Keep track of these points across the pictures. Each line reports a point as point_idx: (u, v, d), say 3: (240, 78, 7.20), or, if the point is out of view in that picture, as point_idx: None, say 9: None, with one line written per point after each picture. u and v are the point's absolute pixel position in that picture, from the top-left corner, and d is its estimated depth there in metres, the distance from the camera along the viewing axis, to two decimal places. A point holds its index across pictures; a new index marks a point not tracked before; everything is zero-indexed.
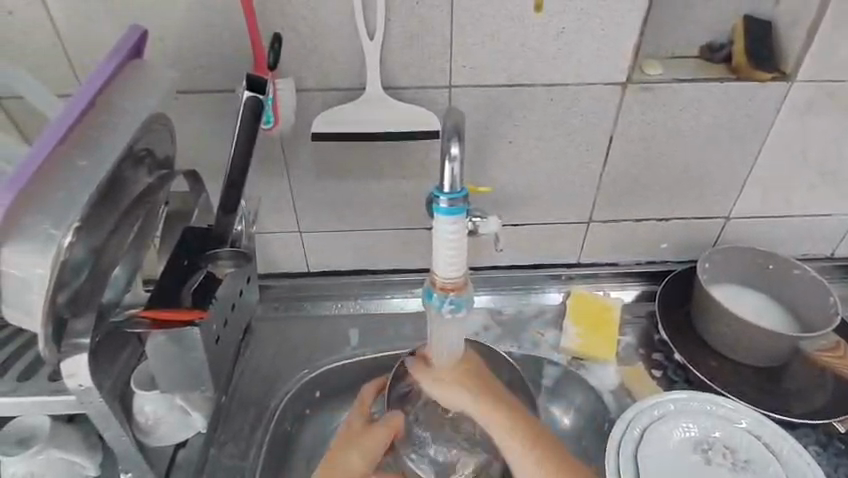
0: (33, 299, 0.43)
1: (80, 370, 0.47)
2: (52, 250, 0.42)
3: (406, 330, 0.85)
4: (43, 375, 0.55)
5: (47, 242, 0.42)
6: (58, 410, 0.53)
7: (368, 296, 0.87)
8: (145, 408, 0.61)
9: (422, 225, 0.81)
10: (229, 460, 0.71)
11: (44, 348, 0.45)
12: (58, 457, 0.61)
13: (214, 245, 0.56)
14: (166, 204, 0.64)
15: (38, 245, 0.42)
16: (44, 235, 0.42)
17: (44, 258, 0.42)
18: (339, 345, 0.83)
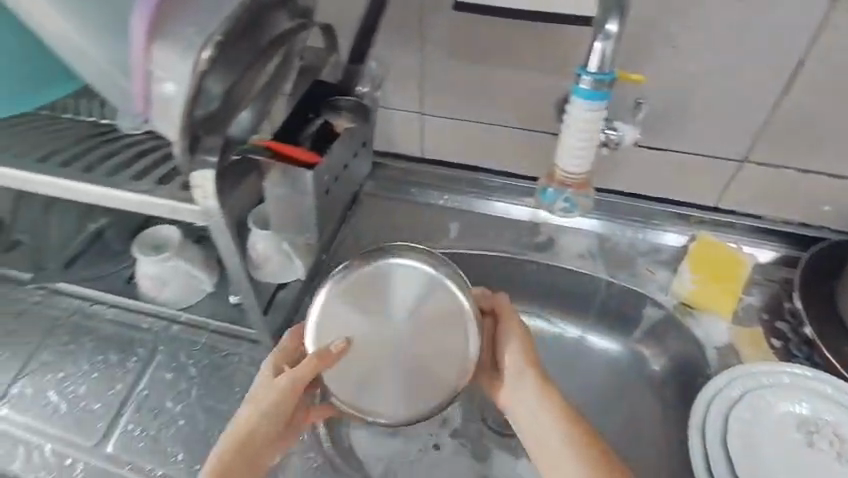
0: (177, 115, 0.44)
1: (204, 184, 0.48)
2: (190, 57, 0.42)
3: (505, 237, 0.80)
4: (177, 182, 0.54)
5: (188, 50, 0.42)
6: (177, 218, 0.52)
7: (476, 194, 0.83)
8: (257, 244, 0.67)
9: (552, 128, 0.74)
10: None
11: (177, 151, 0.46)
12: (184, 269, 0.67)
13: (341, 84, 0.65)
14: (300, 57, 0.63)
15: (180, 50, 0.42)
16: (187, 39, 0.42)
17: (185, 63, 0.42)
18: (438, 236, 0.81)
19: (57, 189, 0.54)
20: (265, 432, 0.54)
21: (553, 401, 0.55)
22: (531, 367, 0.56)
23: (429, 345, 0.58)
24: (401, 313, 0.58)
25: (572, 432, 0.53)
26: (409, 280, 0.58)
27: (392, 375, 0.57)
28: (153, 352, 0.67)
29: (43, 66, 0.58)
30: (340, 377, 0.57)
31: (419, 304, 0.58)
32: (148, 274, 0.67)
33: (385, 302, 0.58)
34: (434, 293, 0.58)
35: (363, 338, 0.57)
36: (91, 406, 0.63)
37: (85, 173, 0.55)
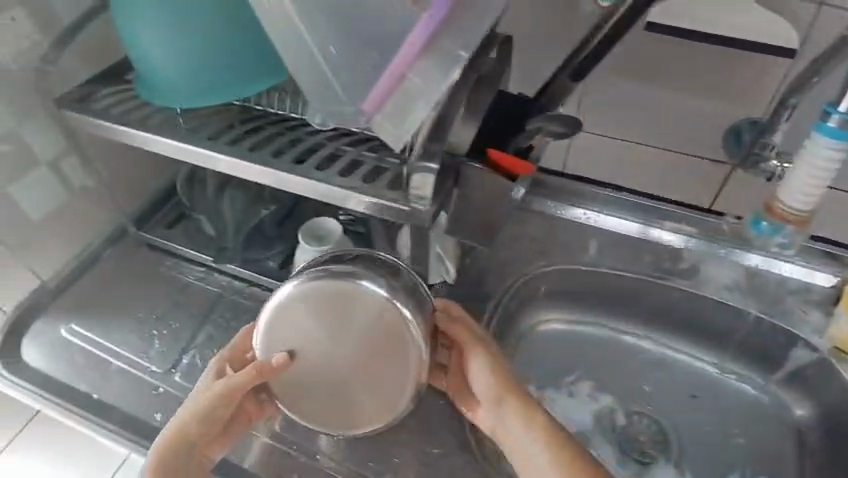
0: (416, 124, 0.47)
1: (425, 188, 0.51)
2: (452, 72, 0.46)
3: (644, 259, 0.78)
4: (385, 181, 0.56)
5: (449, 64, 0.46)
6: (388, 216, 0.54)
7: (618, 211, 0.78)
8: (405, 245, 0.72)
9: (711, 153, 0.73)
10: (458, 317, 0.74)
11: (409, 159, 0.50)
12: None
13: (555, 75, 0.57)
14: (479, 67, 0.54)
15: (441, 64, 0.46)
16: (449, 57, 0.46)
17: (445, 76, 0.46)
18: (577, 251, 0.79)
19: (266, 176, 0.58)
20: (199, 437, 0.51)
21: (528, 412, 0.51)
22: (492, 375, 0.52)
23: (380, 372, 0.51)
24: (353, 337, 0.51)
25: (551, 445, 0.49)
26: (365, 302, 0.50)
27: (338, 397, 0.52)
28: None
29: (260, 51, 0.61)
30: (289, 390, 0.52)
31: (372, 325, 0.51)
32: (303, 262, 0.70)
33: (333, 319, 0.51)
34: (381, 314, 0.50)
35: (309, 356, 0.51)
36: None
37: (286, 161, 0.58)
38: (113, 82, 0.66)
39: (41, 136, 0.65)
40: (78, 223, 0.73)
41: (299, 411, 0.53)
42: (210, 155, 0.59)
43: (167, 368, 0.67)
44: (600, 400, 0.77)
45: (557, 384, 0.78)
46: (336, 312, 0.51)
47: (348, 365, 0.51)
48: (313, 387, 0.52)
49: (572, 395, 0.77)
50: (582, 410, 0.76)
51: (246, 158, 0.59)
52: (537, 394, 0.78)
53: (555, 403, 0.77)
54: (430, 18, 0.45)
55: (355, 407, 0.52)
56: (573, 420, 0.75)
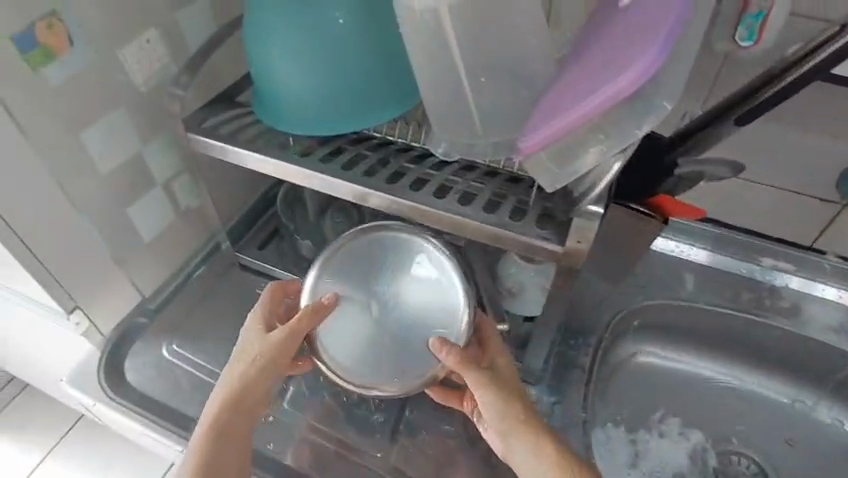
0: (583, 165, 0.46)
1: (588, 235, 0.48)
2: (648, 121, 0.42)
3: (743, 297, 0.77)
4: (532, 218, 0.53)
5: (646, 113, 0.42)
6: (541, 258, 0.51)
7: (716, 249, 0.79)
8: (510, 274, 0.70)
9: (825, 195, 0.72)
10: (562, 350, 0.72)
11: (584, 210, 0.47)
12: None
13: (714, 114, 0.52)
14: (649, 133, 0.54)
15: (637, 114, 0.43)
16: (648, 106, 0.43)
17: (641, 126, 0.43)
18: (676, 286, 0.78)
19: (394, 204, 0.56)
20: (249, 393, 0.54)
21: (520, 414, 0.52)
22: (512, 413, 0.51)
23: (422, 325, 0.56)
24: (402, 288, 0.57)
25: (543, 448, 0.51)
26: (418, 260, 0.57)
27: (383, 349, 0.56)
28: None
29: (391, 68, 0.59)
30: (328, 337, 0.56)
31: (420, 278, 0.57)
32: None
33: (388, 273, 0.57)
34: (430, 270, 0.56)
35: (360, 304, 0.57)
36: (364, 413, 0.67)
37: (415, 190, 0.56)
38: (227, 106, 0.66)
39: (159, 161, 0.65)
40: (179, 245, 0.73)
41: (341, 369, 0.55)
42: (334, 181, 0.58)
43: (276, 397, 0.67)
44: (691, 437, 0.77)
45: (648, 424, 0.78)
46: (391, 267, 0.57)
47: (395, 317, 0.56)
48: (354, 337, 0.56)
49: (663, 435, 0.77)
50: (675, 451, 0.76)
51: (372, 186, 0.57)
52: (629, 437, 0.76)
53: (648, 444, 0.76)
54: (655, 60, 0.41)
55: (389, 359, 0.56)
56: (668, 461, 0.75)
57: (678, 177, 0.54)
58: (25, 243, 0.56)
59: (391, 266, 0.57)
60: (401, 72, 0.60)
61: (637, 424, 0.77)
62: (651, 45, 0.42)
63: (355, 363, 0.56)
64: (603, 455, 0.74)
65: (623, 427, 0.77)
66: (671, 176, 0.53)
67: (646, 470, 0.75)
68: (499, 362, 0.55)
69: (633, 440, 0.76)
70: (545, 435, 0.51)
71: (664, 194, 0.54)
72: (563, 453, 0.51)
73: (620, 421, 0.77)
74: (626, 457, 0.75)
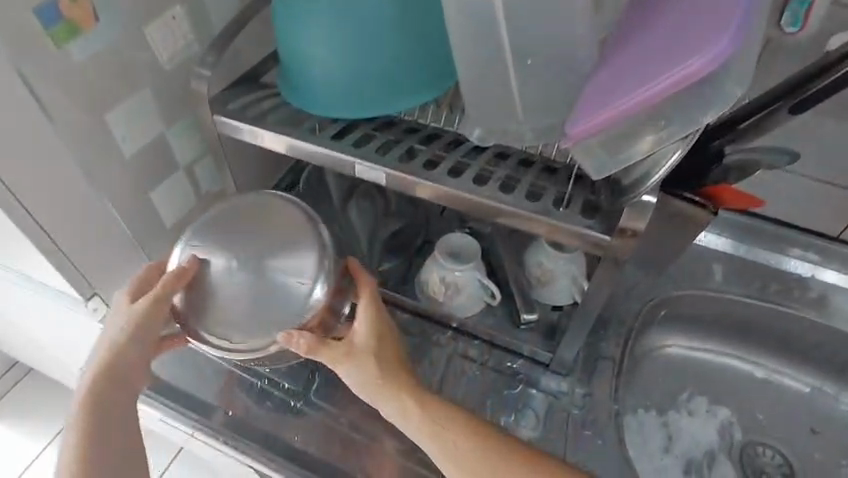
0: (638, 151, 0.44)
1: (638, 225, 0.47)
2: (714, 110, 0.40)
3: (772, 287, 0.76)
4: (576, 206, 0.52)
5: (712, 103, 0.41)
6: (587, 249, 0.50)
7: (744, 239, 0.78)
8: (540, 262, 0.68)
9: None
10: (593, 339, 0.70)
11: (638, 199, 0.46)
12: (476, 278, 0.67)
13: (769, 100, 0.51)
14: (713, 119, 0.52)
15: (701, 104, 0.41)
16: (713, 93, 0.41)
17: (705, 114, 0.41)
18: (705, 276, 0.77)
19: (434, 192, 0.54)
20: (120, 365, 0.52)
21: (386, 381, 0.50)
22: (372, 379, 0.50)
23: (282, 283, 0.52)
24: (265, 248, 0.53)
25: (416, 414, 0.50)
26: (281, 221, 0.54)
27: (244, 311, 0.51)
28: (446, 363, 0.69)
29: (433, 53, 0.57)
30: (201, 308, 0.52)
31: (283, 238, 0.53)
32: (441, 279, 0.67)
33: (251, 235, 0.53)
34: (293, 231, 0.53)
35: (229, 272, 0.52)
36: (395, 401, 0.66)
37: (456, 177, 0.55)
38: (253, 88, 0.63)
39: (183, 144, 0.63)
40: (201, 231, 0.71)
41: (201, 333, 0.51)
42: (371, 167, 0.56)
43: (305, 386, 0.66)
44: (719, 413, 0.77)
45: (677, 404, 0.77)
46: (254, 229, 0.54)
47: (253, 277, 0.52)
48: (227, 306, 0.51)
49: (693, 415, 0.76)
50: (706, 430, 0.75)
51: (409, 172, 0.55)
52: (660, 420, 0.75)
53: (679, 425, 0.76)
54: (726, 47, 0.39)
55: (247, 319, 0.51)
56: (701, 440, 0.75)
57: (729, 165, 0.51)
58: (46, 231, 0.54)
59: (253, 229, 0.54)
60: (444, 58, 0.58)
61: (666, 406, 0.76)
62: (720, 32, 0.40)
63: (216, 326, 0.51)
64: (636, 442, 0.73)
65: (654, 410, 0.76)
66: (719, 162, 0.51)
67: (679, 452, 0.74)
68: (360, 323, 0.51)
69: (665, 422, 0.75)
70: (419, 395, 0.51)
71: (723, 184, 0.53)
72: (440, 410, 0.50)
73: (650, 405, 0.76)
74: (659, 443, 0.74)
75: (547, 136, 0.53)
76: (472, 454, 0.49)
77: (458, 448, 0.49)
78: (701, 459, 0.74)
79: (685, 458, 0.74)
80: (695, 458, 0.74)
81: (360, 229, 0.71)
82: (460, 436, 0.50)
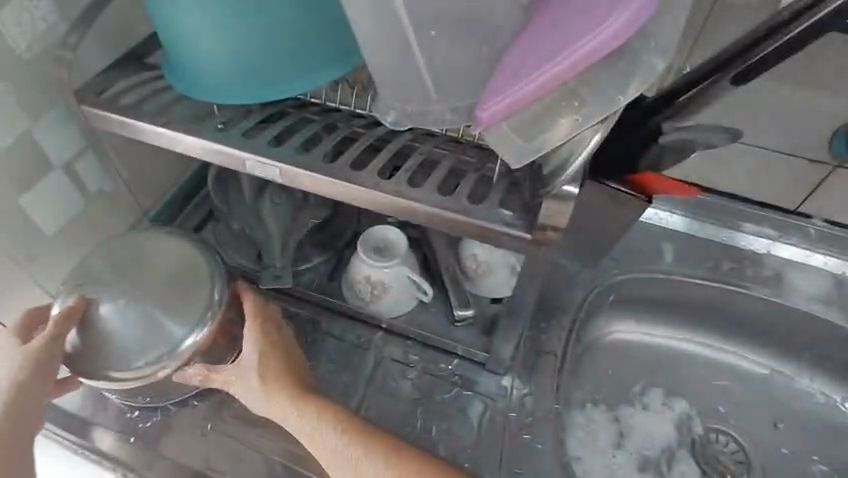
0: (553, 133, 0.38)
1: (555, 221, 0.41)
2: (633, 83, 0.35)
3: (725, 267, 0.71)
4: (496, 198, 0.45)
5: (630, 78, 0.35)
6: (506, 248, 0.44)
7: (694, 214, 0.74)
8: (474, 253, 0.62)
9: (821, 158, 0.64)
10: (535, 332, 0.65)
11: (555, 189, 0.40)
12: (405, 275, 0.61)
13: (711, 69, 0.44)
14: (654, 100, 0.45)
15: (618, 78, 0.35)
16: (634, 63, 0.35)
17: (625, 90, 0.35)
18: (654, 258, 0.72)
19: (335, 188, 0.47)
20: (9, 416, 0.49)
21: (274, 394, 0.54)
22: (263, 393, 0.54)
23: (175, 299, 0.54)
24: (156, 273, 0.56)
25: (301, 418, 0.53)
26: (173, 245, 0.58)
27: (143, 334, 0.53)
28: (377, 366, 0.64)
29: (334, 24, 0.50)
30: (95, 350, 0.53)
31: (179, 257, 0.57)
32: (366, 278, 0.61)
33: (139, 264, 0.56)
34: (184, 252, 0.57)
35: (121, 316, 0.53)
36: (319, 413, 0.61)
37: (359, 170, 0.48)
38: (136, 69, 0.55)
39: (54, 138, 0.55)
40: (97, 233, 0.63)
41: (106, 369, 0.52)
42: (264, 162, 0.49)
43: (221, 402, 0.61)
44: (676, 407, 0.72)
45: (629, 397, 0.72)
46: (142, 260, 0.56)
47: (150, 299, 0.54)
48: (120, 344, 0.53)
49: (647, 409, 0.72)
50: (660, 424, 0.71)
51: (307, 165, 0.48)
52: (610, 415, 0.71)
53: (633, 420, 0.71)
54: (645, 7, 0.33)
55: (153, 341, 0.53)
56: (655, 436, 0.70)
57: (663, 147, 0.46)
58: None
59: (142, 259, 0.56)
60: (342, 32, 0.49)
61: (617, 400, 0.72)
62: None
63: (118, 360, 0.53)
64: (584, 440, 0.68)
65: (604, 405, 0.71)
66: (651, 144, 0.45)
67: (633, 449, 0.69)
68: (246, 344, 0.56)
69: (617, 418, 0.71)
70: (304, 401, 0.54)
71: (654, 172, 0.47)
72: (323, 412, 0.53)
73: (599, 399, 0.72)
74: (611, 440, 0.69)
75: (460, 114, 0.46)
76: (357, 451, 0.51)
77: (343, 446, 0.51)
78: (658, 456, 0.69)
79: (640, 455, 0.69)
80: (650, 456, 0.69)
81: (275, 227, 0.63)
82: (345, 431, 0.52)
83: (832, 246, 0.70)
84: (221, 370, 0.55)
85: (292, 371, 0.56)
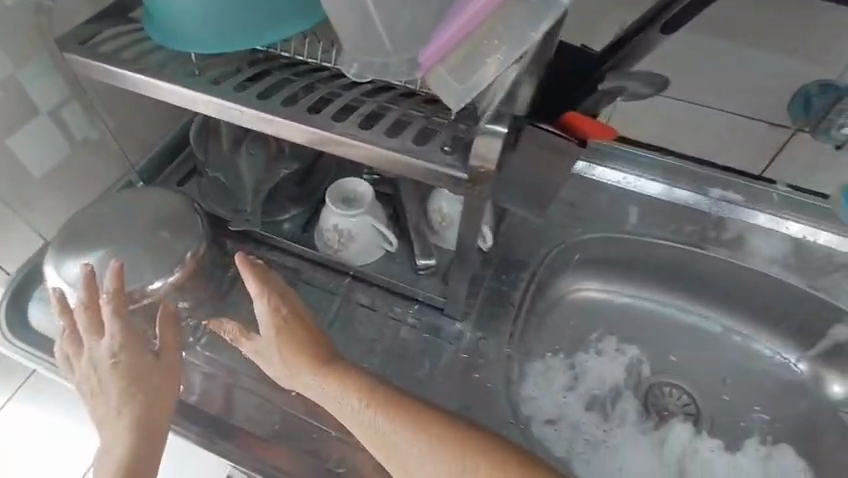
0: (480, 72, 0.40)
1: (486, 159, 0.44)
2: (546, 18, 0.37)
3: (686, 229, 0.73)
4: (436, 144, 0.48)
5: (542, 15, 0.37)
6: (444, 187, 0.48)
7: (664, 179, 0.74)
8: (439, 207, 0.66)
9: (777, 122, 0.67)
10: (496, 284, 0.69)
11: (483, 129, 0.43)
12: (370, 224, 0.65)
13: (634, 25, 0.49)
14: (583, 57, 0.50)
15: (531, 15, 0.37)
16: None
17: (537, 25, 0.37)
18: (620, 219, 0.74)
19: (291, 132, 0.50)
20: (139, 396, 0.52)
21: (298, 366, 0.51)
22: (286, 364, 0.52)
23: (155, 240, 0.61)
24: (137, 221, 0.62)
25: (331, 392, 0.51)
26: (152, 199, 0.65)
27: (126, 270, 0.59)
28: (344, 309, 0.68)
29: None
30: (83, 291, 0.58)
31: (157, 207, 0.64)
32: (334, 227, 0.65)
33: (121, 215, 0.63)
34: (159, 205, 0.64)
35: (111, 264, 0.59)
36: None
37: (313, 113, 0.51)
38: (117, 22, 0.58)
39: (38, 86, 0.59)
40: (87, 180, 0.68)
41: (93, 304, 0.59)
42: (224, 105, 0.51)
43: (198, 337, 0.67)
44: (627, 352, 0.76)
45: (584, 345, 0.76)
46: (124, 213, 0.63)
47: (132, 242, 0.61)
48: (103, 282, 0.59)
49: (601, 354, 0.76)
50: (612, 367, 0.75)
51: (265, 109, 0.51)
52: (567, 363, 0.75)
53: (587, 365, 0.75)
54: None
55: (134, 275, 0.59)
56: (605, 377, 0.74)
57: (601, 94, 0.50)
58: None
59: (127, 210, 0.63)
60: None
61: (574, 348, 0.76)
62: None
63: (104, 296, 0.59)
64: (540, 383, 0.73)
65: (562, 354, 0.75)
66: (592, 92, 0.50)
67: (583, 390, 0.73)
68: (259, 320, 0.52)
69: (572, 365, 0.75)
70: (332, 373, 0.51)
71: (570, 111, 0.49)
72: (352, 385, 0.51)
73: (559, 348, 0.75)
74: (564, 383, 0.73)
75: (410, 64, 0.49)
76: (390, 428, 0.49)
77: (378, 417, 0.49)
78: (605, 396, 0.73)
79: (589, 394, 0.73)
80: (598, 395, 0.73)
81: (250, 178, 0.67)
82: (377, 404, 0.49)
83: (795, 210, 0.71)
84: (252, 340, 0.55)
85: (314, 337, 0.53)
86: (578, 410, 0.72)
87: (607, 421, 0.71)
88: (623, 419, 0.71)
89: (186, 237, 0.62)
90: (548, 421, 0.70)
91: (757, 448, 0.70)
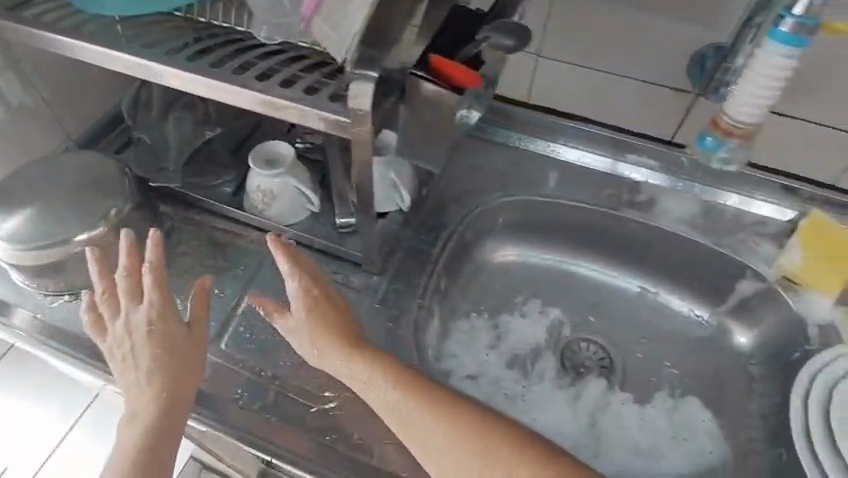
0: None
1: (360, 101, 0.47)
2: None
3: (602, 192, 0.77)
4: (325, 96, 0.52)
5: None
6: (331, 132, 0.51)
7: (584, 146, 0.79)
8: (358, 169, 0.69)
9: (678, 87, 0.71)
10: (416, 243, 0.72)
11: (353, 73, 0.46)
12: (292, 185, 0.68)
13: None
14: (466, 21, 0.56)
15: None
16: None
17: None
18: (541, 183, 0.78)
19: (195, 86, 0.54)
20: (168, 366, 0.50)
21: (333, 350, 0.50)
22: (316, 348, 0.50)
23: (84, 196, 0.64)
24: (69, 179, 0.66)
25: (370, 378, 0.49)
26: (83, 159, 0.68)
27: (55, 224, 0.62)
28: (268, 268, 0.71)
29: None
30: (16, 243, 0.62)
31: (87, 167, 0.67)
32: (257, 187, 0.68)
33: (53, 174, 0.66)
34: (91, 164, 0.67)
35: (40, 217, 0.63)
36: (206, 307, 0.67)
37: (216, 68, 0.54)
38: None
39: None
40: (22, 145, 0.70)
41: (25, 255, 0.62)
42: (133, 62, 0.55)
43: None
44: (550, 314, 0.79)
45: (509, 306, 0.79)
46: (56, 173, 0.66)
47: (63, 198, 0.64)
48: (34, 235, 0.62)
49: (525, 316, 0.79)
50: (531, 330, 0.77)
51: (170, 64, 0.54)
52: (490, 323, 0.78)
53: (510, 326, 0.78)
54: None
55: (63, 228, 0.62)
56: (527, 336, 0.77)
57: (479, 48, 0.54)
58: None
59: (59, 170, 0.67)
60: None
61: (498, 309, 0.79)
62: None
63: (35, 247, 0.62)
64: (463, 342, 0.75)
65: (486, 314, 0.78)
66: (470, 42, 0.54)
67: (506, 349, 0.76)
68: (293, 300, 0.51)
69: (496, 325, 0.78)
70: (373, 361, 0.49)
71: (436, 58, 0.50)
72: (385, 365, 0.50)
73: (483, 309, 0.78)
74: (487, 342, 0.76)
75: (303, 20, 0.53)
76: (420, 415, 0.47)
77: (409, 404, 0.48)
78: (526, 355, 0.75)
79: (511, 353, 0.75)
80: (520, 354, 0.75)
81: None
82: (409, 391, 0.48)
83: (703, 175, 0.76)
84: (286, 316, 0.52)
85: (342, 314, 0.52)
86: (497, 367, 0.74)
87: (527, 378, 0.73)
88: (542, 377, 0.74)
89: (115, 193, 0.65)
90: (469, 376, 0.73)
91: (667, 400, 0.73)
